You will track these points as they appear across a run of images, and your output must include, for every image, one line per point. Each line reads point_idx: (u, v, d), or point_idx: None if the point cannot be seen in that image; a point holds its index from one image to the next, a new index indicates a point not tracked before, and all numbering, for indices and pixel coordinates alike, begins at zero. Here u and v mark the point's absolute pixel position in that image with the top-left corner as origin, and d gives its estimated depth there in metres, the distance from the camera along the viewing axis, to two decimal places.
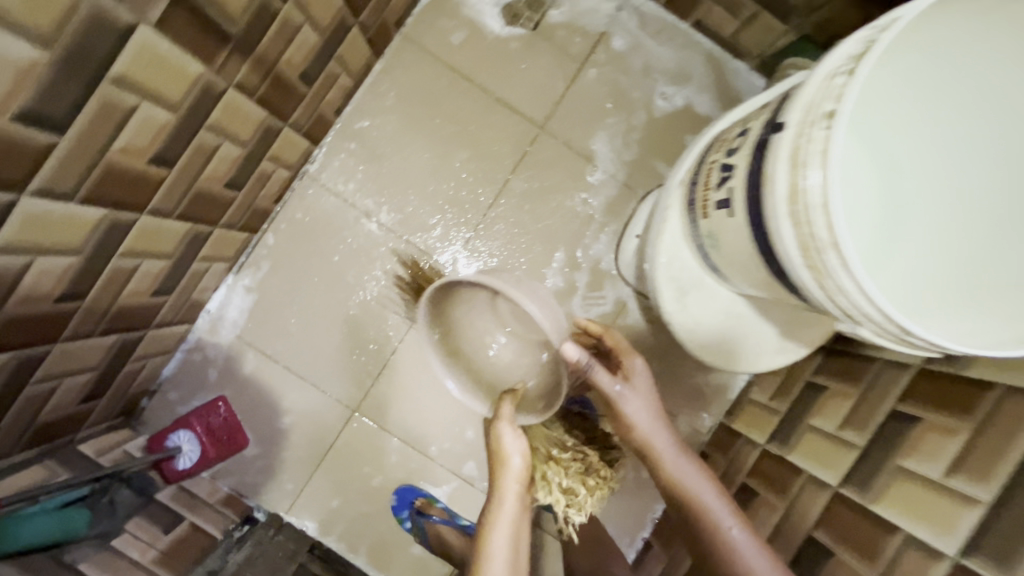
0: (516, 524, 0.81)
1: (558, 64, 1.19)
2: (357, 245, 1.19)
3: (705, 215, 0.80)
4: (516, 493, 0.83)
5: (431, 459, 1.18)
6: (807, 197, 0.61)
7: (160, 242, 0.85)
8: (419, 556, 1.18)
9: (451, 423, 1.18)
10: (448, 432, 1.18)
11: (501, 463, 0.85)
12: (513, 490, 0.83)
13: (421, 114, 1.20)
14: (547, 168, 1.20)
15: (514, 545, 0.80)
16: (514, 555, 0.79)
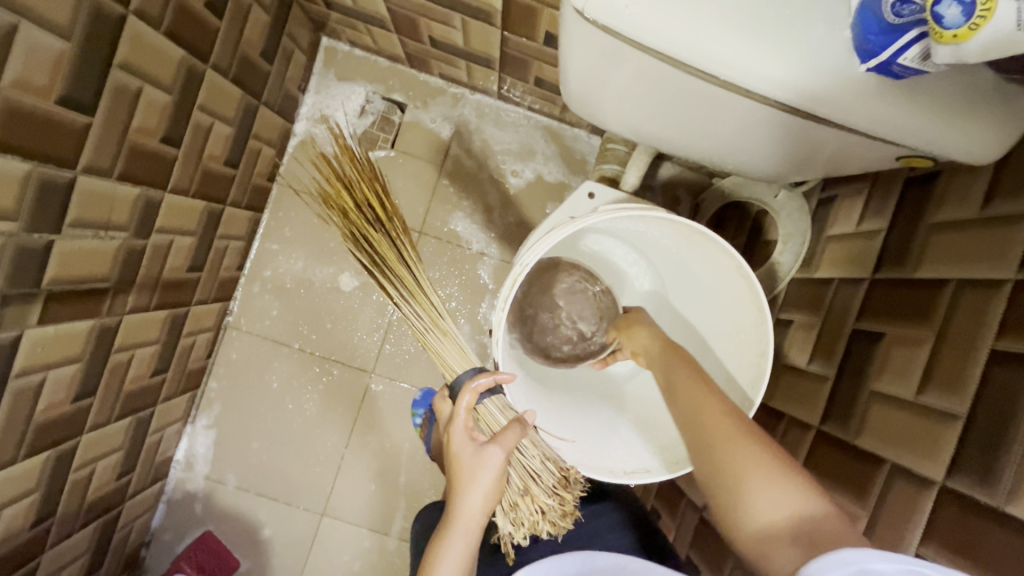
0: (472, 543, 0.68)
1: (419, 170, 1.32)
2: (288, 372, 1.30)
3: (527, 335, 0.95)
4: (479, 519, 0.69)
5: (396, 540, 1.32)
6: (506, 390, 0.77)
7: (108, 442, 1.01)
8: None
9: (405, 504, 1.32)
10: (405, 513, 1.32)
11: (465, 480, 0.70)
12: (475, 515, 0.69)
13: (313, 242, 1.30)
14: (435, 261, 1.31)
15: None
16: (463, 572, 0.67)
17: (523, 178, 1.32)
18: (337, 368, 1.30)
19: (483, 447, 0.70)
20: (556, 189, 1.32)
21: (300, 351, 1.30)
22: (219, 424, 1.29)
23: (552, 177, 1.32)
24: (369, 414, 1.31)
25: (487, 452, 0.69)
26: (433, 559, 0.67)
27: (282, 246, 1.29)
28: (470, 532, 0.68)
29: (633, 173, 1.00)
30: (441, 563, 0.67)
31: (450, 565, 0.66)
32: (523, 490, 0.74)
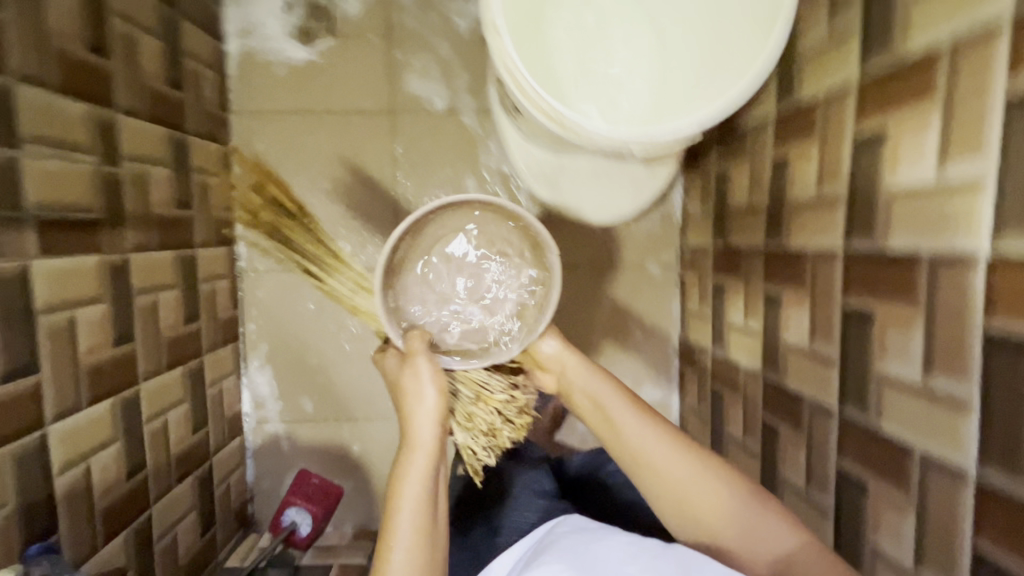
0: (431, 460, 0.78)
1: (369, 49, 1.24)
2: (318, 294, 1.27)
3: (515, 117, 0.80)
4: (431, 431, 0.80)
5: None
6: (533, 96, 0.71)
7: (170, 392, 1.00)
8: None
9: None
10: None
11: (410, 399, 0.81)
12: (427, 427, 0.80)
13: (294, 160, 1.24)
14: (419, 136, 1.25)
15: (427, 498, 0.76)
16: (429, 504, 0.76)
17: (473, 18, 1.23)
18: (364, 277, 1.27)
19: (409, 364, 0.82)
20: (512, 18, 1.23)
21: (318, 272, 1.26)
22: (275, 366, 1.28)
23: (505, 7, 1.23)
24: None
25: (418, 365, 0.81)
26: (396, 479, 0.77)
27: (266, 175, 1.24)
28: (420, 447, 0.78)
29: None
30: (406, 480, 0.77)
31: (411, 478, 0.76)
32: (477, 398, 0.90)
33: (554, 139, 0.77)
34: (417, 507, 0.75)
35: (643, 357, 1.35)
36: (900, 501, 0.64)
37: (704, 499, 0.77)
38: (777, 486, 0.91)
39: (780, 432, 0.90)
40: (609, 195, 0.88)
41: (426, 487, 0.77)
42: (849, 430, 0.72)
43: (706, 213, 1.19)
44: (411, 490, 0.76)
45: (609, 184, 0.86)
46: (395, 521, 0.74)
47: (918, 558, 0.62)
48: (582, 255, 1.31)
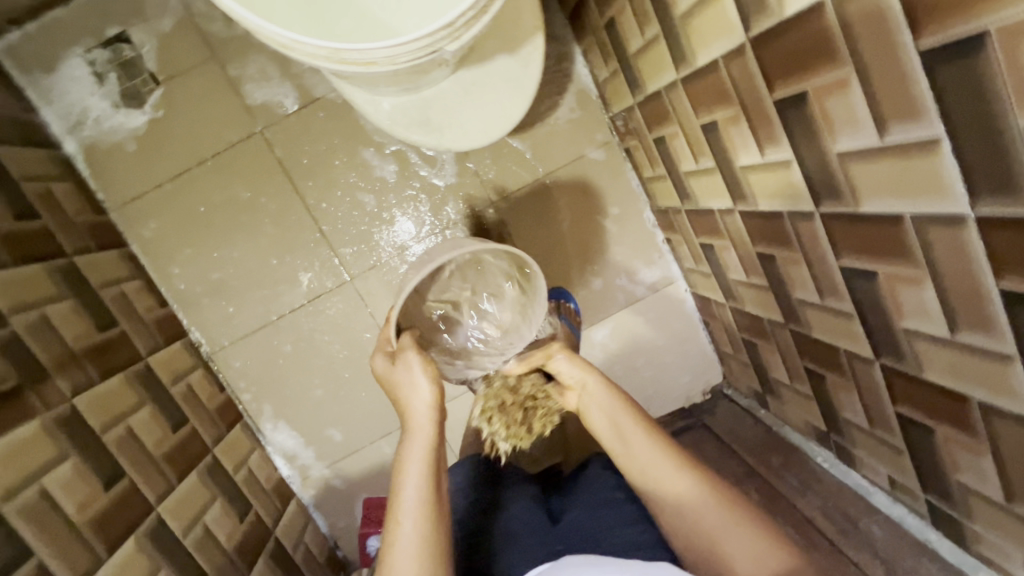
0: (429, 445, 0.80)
1: (203, 78, 1.12)
2: (291, 339, 1.23)
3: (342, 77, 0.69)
4: (427, 418, 0.82)
5: None
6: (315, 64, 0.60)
7: (194, 500, 0.99)
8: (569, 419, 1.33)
9: None
10: None
11: (409, 394, 0.84)
12: (423, 414, 0.82)
13: (196, 226, 1.17)
14: (299, 141, 1.15)
15: (427, 483, 0.77)
16: (431, 492, 0.77)
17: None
18: (328, 304, 1.23)
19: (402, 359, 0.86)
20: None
21: (282, 318, 1.22)
22: (291, 422, 1.26)
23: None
24: (382, 308, 1.24)
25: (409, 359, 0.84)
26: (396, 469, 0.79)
27: (177, 255, 1.17)
28: (419, 435, 0.80)
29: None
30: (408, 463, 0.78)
31: (409, 467, 0.78)
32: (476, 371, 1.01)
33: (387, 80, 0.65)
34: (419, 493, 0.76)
35: (626, 245, 1.27)
36: (912, 275, 0.57)
37: (695, 504, 0.70)
38: (796, 310, 0.85)
39: (775, 257, 0.83)
40: (497, 103, 0.77)
41: (426, 469, 0.78)
42: (835, 226, 0.65)
43: (613, 72, 1.07)
44: (412, 472, 0.77)
45: (490, 94, 0.76)
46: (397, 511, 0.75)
47: (950, 323, 0.56)
48: (519, 177, 1.21)
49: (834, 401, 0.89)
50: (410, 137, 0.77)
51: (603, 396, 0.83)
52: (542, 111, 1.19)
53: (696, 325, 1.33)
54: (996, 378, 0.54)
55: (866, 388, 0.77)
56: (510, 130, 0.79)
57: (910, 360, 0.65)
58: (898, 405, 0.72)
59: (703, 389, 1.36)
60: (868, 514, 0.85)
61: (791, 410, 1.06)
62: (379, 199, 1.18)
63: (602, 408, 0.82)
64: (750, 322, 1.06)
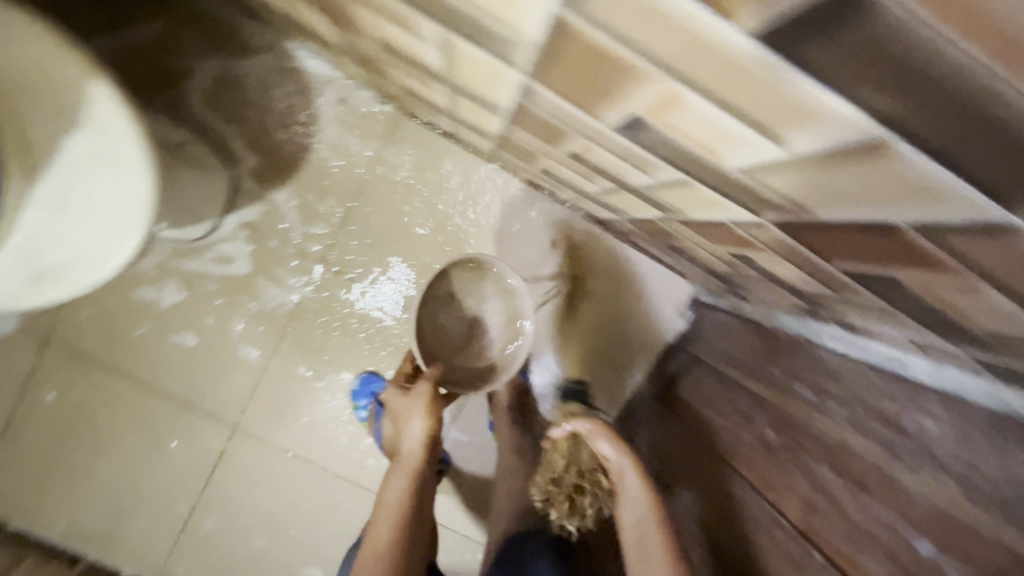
0: (407, 477, 0.82)
1: None
2: (221, 517, 1.08)
3: None
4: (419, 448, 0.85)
5: (459, 442, 1.08)
6: None
7: None
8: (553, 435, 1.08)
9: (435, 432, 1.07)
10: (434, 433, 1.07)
11: (404, 424, 0.87)
12: (415, 443, 0.85)
13: (53, 467, 1.03)
14: (93, 324, 1.01)
15: (405, 511, 0.79)
16: (404, 521, 0.78)
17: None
18: (231, 464, 1.06)
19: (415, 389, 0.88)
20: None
21: (196, 503, 1.07)
22: None
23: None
24: (286, 434, 1.07)
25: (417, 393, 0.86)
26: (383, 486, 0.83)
27: (56, 504, 1.04)
28: (407, 463, 0.83)
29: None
30: (390, 480, 0.83)
31: (395, 484, 0.82)
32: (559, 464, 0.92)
33: None
34: (397, 511, 0.79)
35: (490, 212, 1.04)
36: (663, 95, 0.30)
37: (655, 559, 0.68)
38: (653, 199, 0.58)
39: (576, 154, 0.57)
40: (106, 193, 0.54)
41: (407, 490, 0.81)
42: (551, 83, 0.38)
43: (324, 50, 0.84)
44: (392, 489, 0.82)
45: (91, 188, 0.54)
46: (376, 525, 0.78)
47: (766, 134, 0.28)
48: (329, 219, 1.01)
49: (779, 275, 0.60)
50: (36, 307, 0.57)
51: (639, 494, 0.75)
52: (306, 136, 0.98)
53: (627, 250, 1.06)
54: (896, 180, 0.26)
55: (788, 252, 0.49)
56: (149, 215, 0.56)
57: (786, 204, 0.37)
58: (836, 260, 0.44)
59: (681, 310, 1.09)
60: (911, 401, 0.55)
61: (762, 294, 0.77)
62: (208, 331, 1.03)
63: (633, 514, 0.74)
64: (647, 226, 0.78)
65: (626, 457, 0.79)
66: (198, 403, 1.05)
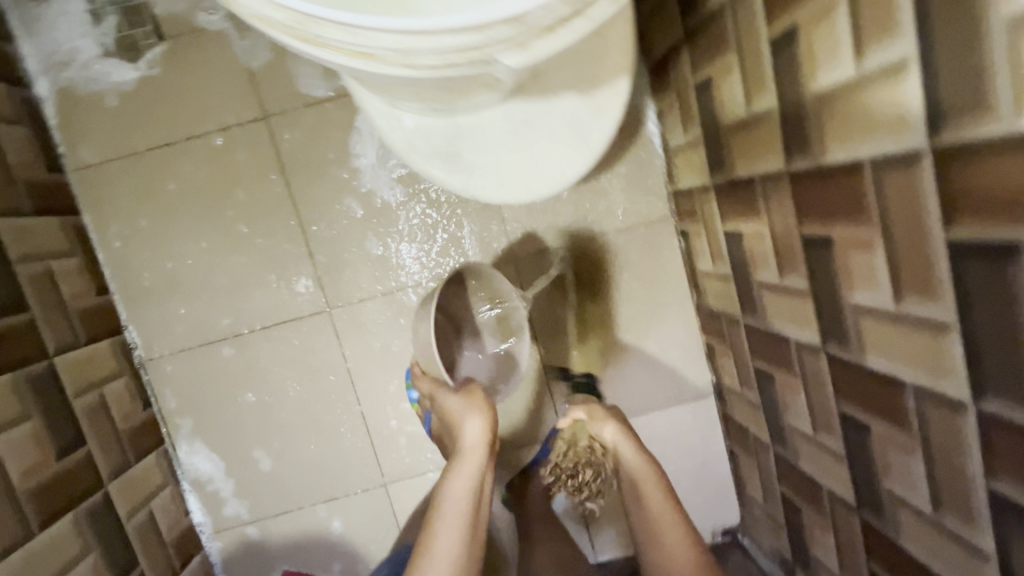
0: (465, 482, 0.82)
1: (215, 44, 0.96)
2: (244, 363, 1.03)
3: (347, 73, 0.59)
4: (477, 455, 0.84)
5: None
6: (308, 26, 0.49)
7: (50, 554, 0.76)
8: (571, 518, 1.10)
9: None
10: None
11: (457, 425, 0.85)
12: (472, 448, 0.83)
13: (164, 208, 0.99)
14: (308, 142, 1.00)
15: (466, 520, 0.80)
16: (467, 529, 0.79)
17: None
18: (294, 332, 1.03)
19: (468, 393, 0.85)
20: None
21: (236, 336, 1.02)
22: (221, 457, 1.05)
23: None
24: (357, 349, 1.05)
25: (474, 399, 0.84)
26: (445, 483, 0.82)
27: (134, 236, 0.99)
28: (467, 465, 0.83)
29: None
30: (449, 479, 0.83)
31: (456, 485, 0.82)
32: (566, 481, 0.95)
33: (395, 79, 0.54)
34: (459, 516, 0.79)
35: (661, 338, 1.07)
36: None
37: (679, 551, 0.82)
38: (882, 506, 0.63)
39: (866, 429, 0.62)
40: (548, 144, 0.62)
41: (470, 494, 0.81)
42: (1001, 439, 0.44)
43: (690, 143, 0.89)
44: (454, 490, 0.81)
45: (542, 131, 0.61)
46: (438, 521, 0.79)
47: None
48: (549, 235, 1.03)
49: None
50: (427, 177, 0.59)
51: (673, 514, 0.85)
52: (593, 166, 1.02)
53: (723, 457, 1.11)
54: None
55: None
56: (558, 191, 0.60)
57: None
58: None
59: (714, 529, 1.13)
60: None
61: None
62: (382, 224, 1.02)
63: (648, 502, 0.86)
64: (799, 481, 0.83)
65: (625, 438, 0.91)
66: (316, 267, 1.02)
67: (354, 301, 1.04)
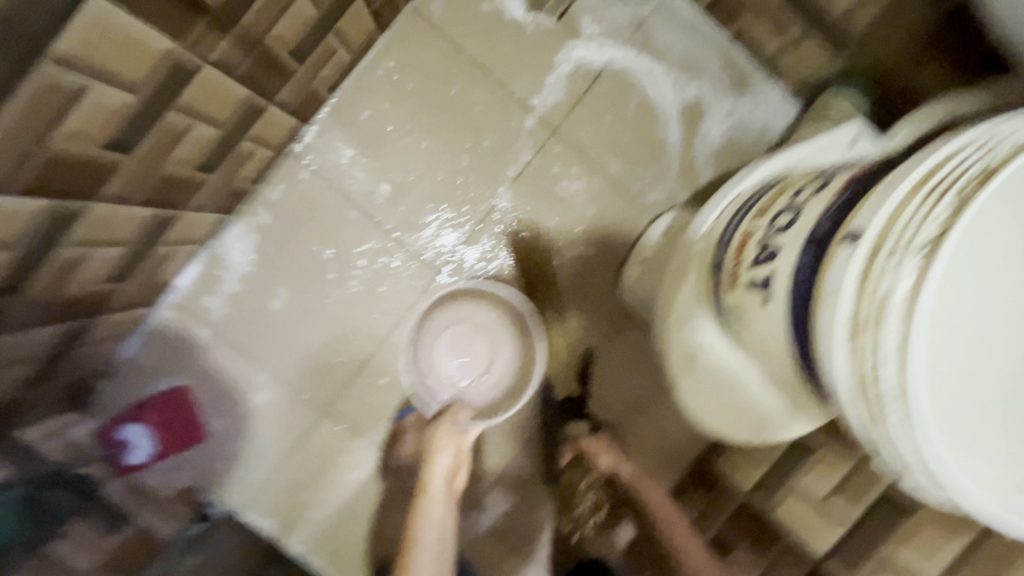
0: (440, 510, 0.85)
1: (581, 60, 1.08)
2: (347, 235, 1.06)
3: (734, 287, 0.62)
4: (442, 486, 0.88)
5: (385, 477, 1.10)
6: (878, 306, 0.44)
7: (118, 227, 0.75)
8: None
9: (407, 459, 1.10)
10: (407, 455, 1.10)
11: (429, 460, 0.89)
12: (439, 481, 0.88)
13: (430, 96, 1.06)
14: (557, 172, 1.09)
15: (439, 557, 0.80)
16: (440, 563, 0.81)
17: (679, 104, 1.09)
18: (402, 257, 1.08)
19: (443, 424, 0.93)
20: (701, 124, 1.09)
21: (366, 214, 1.06)
22: (251, 266, 1.05)
23: (702, 107, 1.09)
24: (421, 315, 1.09)
25: (444, 426, 0.92)
26: (416, 530, 0.82)
27: (392, 87, 1.05)
28: (436, 496, 0.86)
29: (911, 127, 0.72)
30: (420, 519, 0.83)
31: (427, 525, 0.82)
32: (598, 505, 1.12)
33: (768, 345, 0.60)
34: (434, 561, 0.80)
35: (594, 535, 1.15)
36: None
37: None
38: None
39: None
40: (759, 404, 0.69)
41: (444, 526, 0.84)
42: None
43: None
44: (426, 529, 0.82)
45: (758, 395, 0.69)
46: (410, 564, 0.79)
47: None
48: (611, 395, 1.13)
49: None
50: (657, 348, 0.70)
51: (684, 527, 0.97)
52: None
53: None
54: None
55: None
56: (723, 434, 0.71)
57: None
58: None
59: None
60: None
61: None
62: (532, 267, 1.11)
63: (671, 522, 0.97)
64: None
65: (621, 461, 1.04)
66: (460, 238, 1.09)
67: (458, 287, 1.09)
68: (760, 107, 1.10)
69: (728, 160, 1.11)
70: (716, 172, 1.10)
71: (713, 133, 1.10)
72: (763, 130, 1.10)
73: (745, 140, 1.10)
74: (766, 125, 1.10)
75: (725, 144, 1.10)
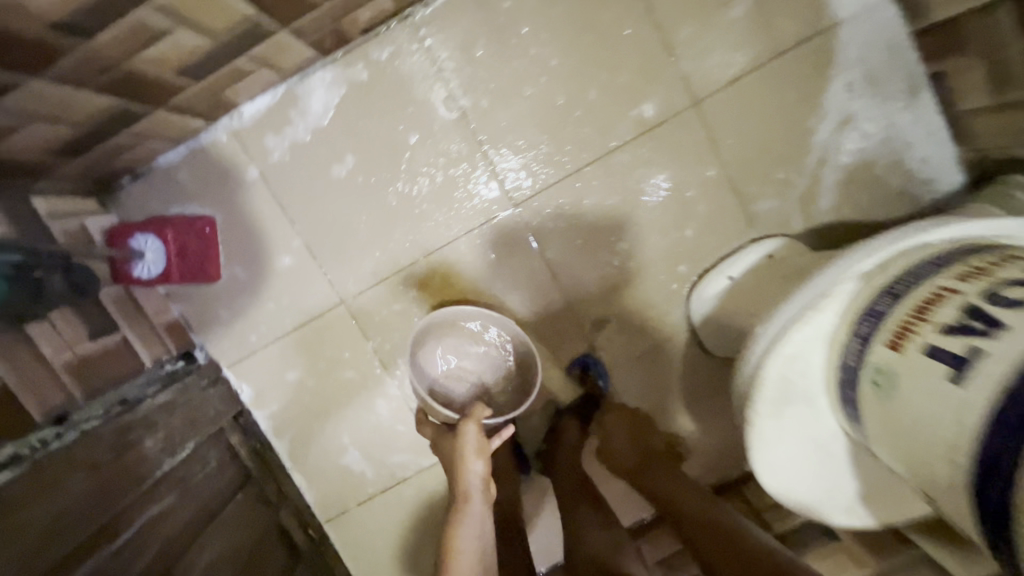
0: (482, 518, 0.76)
1: (755, 36, 0.94)
2: (434, 127, 0.95)
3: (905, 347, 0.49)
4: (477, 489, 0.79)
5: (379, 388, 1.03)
6: None
7: (210, 14, 0.65)
8: (367, 498, 1.07)
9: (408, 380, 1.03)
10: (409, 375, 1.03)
11: (459, 465, 0.80)
12: (475, 482, 0.79)
13: (579, 12, 0.93)
14: (678, 148, 0.97)
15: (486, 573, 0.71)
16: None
17: (828, 101, 0.95)
18: (481, 174, 0.97)
19: (467, 426, 0.82)
20: (840, 131, 0.96)
21: (462, 113, 0.95)
22: (324, 122, 0.94)
23: (849, 113, 0.95)
24: (477, 242, 0.99)
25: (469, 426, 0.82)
26: (454, 540, 0.73)
27: None
28: (470, 504, 0.77)
29: None
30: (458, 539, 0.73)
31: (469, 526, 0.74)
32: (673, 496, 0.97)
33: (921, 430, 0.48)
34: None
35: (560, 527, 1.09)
36: None
37: None
38: None
39: None
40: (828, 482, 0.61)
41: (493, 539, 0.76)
42: None
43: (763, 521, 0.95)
44: (468, 533, 0.73)
45: (831, 472, 0.61)
46: None
47: None
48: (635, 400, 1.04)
49: None
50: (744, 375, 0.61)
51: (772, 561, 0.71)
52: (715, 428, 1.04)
53: None
54: None
55: None
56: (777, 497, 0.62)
57: None
58: None
59: None
60: None
61: None
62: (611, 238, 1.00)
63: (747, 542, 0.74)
64: None
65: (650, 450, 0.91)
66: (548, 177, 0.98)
67: (527, 228, 0.99)
68: (912, 124, 0.95)
69: (856, 180, 0.97)
70: (836, 202, 0.98)
71: (846, 145, 0.96)
72: (911, 176, 0.97)
73: (879, 162, 0.96)
74: (909, 143, 0.96)
75: (855, 162, 0.97)
